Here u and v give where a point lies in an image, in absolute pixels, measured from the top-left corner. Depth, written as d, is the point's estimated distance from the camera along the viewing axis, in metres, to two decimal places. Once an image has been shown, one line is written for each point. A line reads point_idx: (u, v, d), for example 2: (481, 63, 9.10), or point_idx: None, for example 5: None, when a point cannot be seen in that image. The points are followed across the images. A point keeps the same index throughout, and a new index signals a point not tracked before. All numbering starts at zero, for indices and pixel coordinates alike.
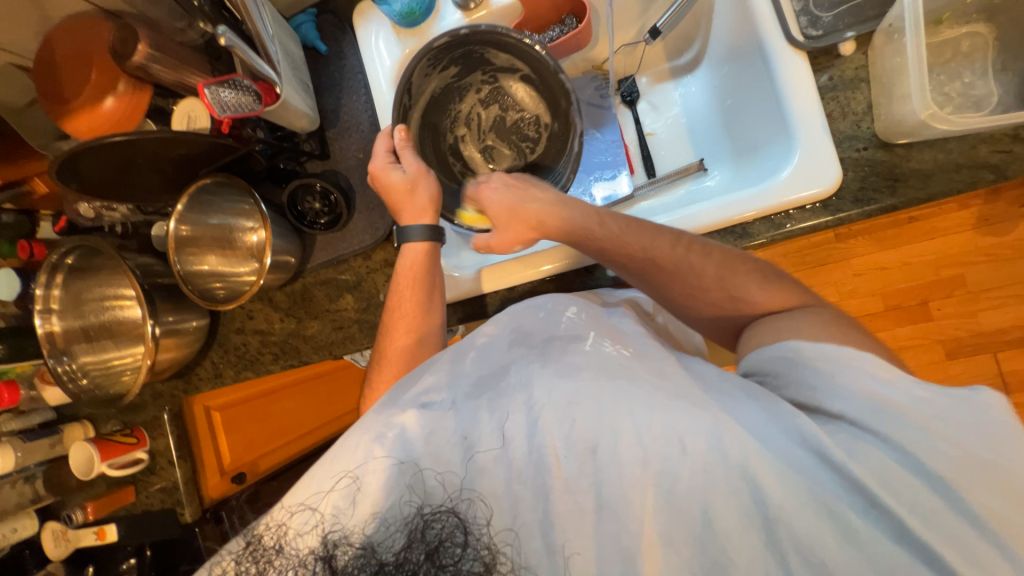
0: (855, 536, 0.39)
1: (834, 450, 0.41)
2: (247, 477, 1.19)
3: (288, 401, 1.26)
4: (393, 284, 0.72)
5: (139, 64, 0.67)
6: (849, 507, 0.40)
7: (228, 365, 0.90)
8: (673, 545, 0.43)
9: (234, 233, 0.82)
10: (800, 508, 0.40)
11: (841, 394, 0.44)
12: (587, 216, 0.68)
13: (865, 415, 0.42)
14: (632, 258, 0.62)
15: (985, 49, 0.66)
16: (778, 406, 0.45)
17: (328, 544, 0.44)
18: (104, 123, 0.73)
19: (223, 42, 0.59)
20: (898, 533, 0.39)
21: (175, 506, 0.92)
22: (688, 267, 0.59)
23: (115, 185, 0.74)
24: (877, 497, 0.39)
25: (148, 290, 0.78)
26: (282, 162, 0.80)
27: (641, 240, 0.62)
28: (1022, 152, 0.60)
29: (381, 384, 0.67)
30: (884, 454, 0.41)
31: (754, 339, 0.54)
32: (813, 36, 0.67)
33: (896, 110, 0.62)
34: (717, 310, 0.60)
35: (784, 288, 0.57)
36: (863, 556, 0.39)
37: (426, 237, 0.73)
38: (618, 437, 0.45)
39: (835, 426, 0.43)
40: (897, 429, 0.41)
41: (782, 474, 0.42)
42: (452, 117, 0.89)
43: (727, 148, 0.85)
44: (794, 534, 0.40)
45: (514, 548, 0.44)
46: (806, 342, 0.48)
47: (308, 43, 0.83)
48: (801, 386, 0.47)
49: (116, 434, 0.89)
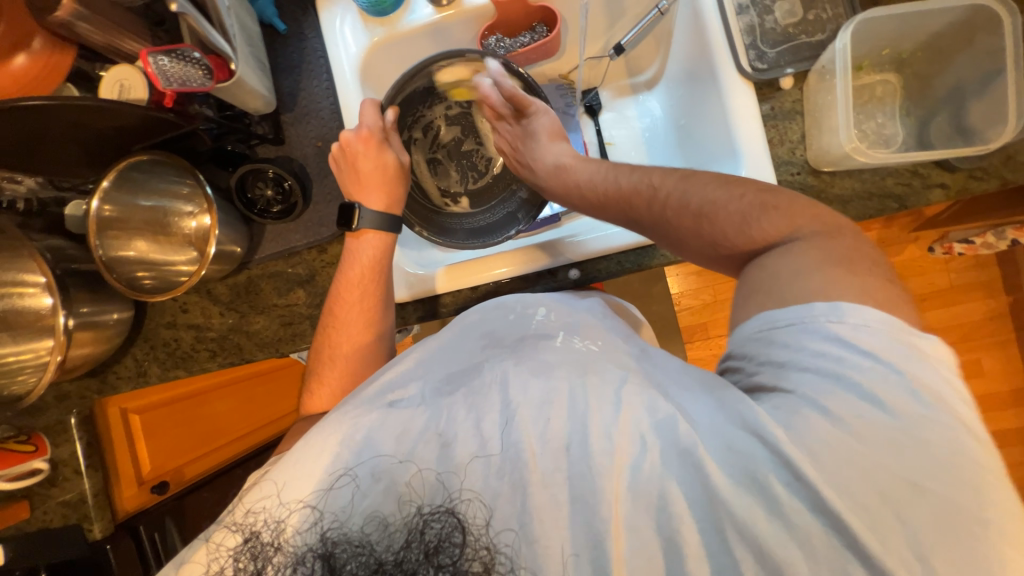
0: (780, 509, 0.42)
1: (769, 429, 0.43)
2: (170, 486, 1.05)
3: (221, 403, 1.17)
4: (338, 278, 0.70)
5: (62, 21, 0.58)
6: (778, 480, 0.43)
7: (155, 362, 0.81)
8: (638, 530, 0.45)
9: (169, 218, 0.76)
10: (736, 488, 0.43)
11: (805, 369, 0.45)
12: (574, 176, 0.74)
13: (815, 392, 0.44)
14: (618, 214, 0.68)
15: (894, 95, 0.77)
16: (728, 395, 0.48)
17: (326, 541, 0.45)
18: (6, 82, 0.64)
19: (174, 8, 0.55)
20: (817, 505, 0.42)
21: (81, 521, 0.81)
22: (664, 222, 0.62)
23: (22, 155, 0.65)
24: (801, 471, 0.42)
25: (61, 276, 0.69)
26: (230, 144, 0.73)
27: (622, 196, 0.67)
28: (918, 186, 0.70)
29: (330, 382, 0.65)
30: (819, 419, 0.43)
31: (742, 303, 0.53)
32: (759, 69, 0.74)
33: (825, 142, 0.70)
34: (704, 256, 0.61)
35: (774, 219, 0.55)
36: (787, 529, 0.42)
37: (377, 226, 0.71)
38: (590, 432, 0.47)
39: (781, 400, 0.45)
40: (837, 400, 0.43)
41: (721, 455, 0.45)
42: (416, 117, 0.86)
43: (680, 164, 0.91)
44: (731, 513, 0.43)
45: (514, 550, 0.45)
46: (776, 309, 0.49)
47: (265, 20, 0.78)
48: (772, 364, 0.47)
49: (9, 441, 0.78)
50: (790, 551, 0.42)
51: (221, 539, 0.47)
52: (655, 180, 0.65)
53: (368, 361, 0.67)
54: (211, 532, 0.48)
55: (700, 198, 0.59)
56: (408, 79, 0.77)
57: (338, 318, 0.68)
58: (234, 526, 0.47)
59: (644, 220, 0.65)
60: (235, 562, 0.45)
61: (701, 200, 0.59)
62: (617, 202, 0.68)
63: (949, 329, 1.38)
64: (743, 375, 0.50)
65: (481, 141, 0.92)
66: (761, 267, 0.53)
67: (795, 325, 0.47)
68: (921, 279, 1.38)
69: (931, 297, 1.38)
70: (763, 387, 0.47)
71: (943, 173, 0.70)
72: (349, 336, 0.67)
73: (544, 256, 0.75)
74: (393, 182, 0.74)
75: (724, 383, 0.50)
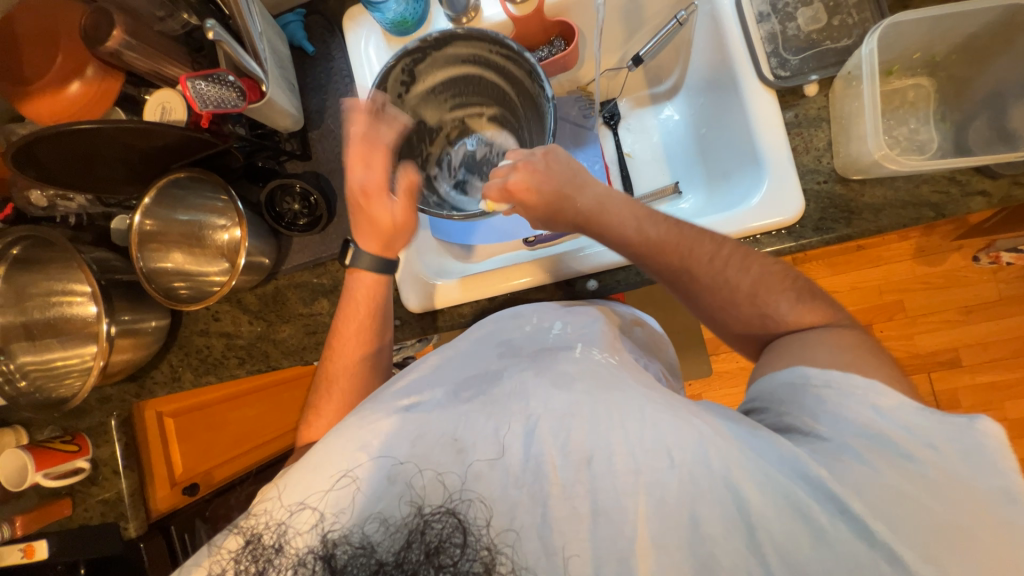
0: (823, 535, 0.41)
1: (816, 470, 0.43)
2: (199, 488, 1.09)
3: (250, 409, 1.20)
4: (342, 307, 0.71)
5: (112, 50, 0.64)
6: (821, 509, 0.42)
7: (189, 368, 0.85)
8: (664, 546, 0.43)
9: (205, 231, 0.80)
10: (775, 511, 0.42)
11: (839, 420, 0.46)
12: (626, 215, 0.64)
13: (851, 438, 0.45)
14: (669, 264, 0.61)
15: (927, 100, 0.74)
16: (758, 429, 0.48)
17: (328, 543, 0.45)
18: (64, 107, 0.70)
19: (211, 36, 0.59)
20: (865, 535, 0.41)
21: (118, 520, 0.85)
22: (724, 281, 0.58)
23: (76, 174, 0.70)
24: (845, 503, 0.42)
25: (105, 287, 0.73)
26: (261, 161, 0.78)
27: (681, 248, 0.60)
28: (957, 194, 0.67)
29: (322, 416, 0.66)
30: (858, 465, 0.43)
31: (769, 360, 0.55)
32: (782, 76, 0.72)
33: (853, 148, 0.68)
34: (746, 325, 0.59)
35: (813, 307, 0.56)
36: (831, 553, 0.41)
37: (375, 268, 0.71)
38: (613, 450, 0.46)
39: (816, 445, 0.46)
40: (877, 454, 0.43)
41: (760, 481, 0.44)
42: (423, 157, 0.87)
43: (702, 173, 0.89)
44: (772, 538, 0.42)
45: (514, 548, 0.44)
46: (811, 367, 0.50)
47: (295, 43, 0.83)
48: (803, 410, 0.49)
49: (55, 441, 0.82)
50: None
51: (223, 541, 0.48)
52: (718, 238, 0.61)
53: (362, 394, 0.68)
54: (215, 538, 0.49)
55: (761, 267, 0.58)
56: (382, 99, 0.75)
57: (334, 348, 0.69)
58: (236, 529, 0.48)
59: (700, 278, 0.59)
60: (236, 564, 0.46)
61: (724, 296, 0.59)
62: (676, 247, 0.61)
63: (997, 344, 1.30)
64: (771, 414, 0.51)
65: (491, 145, 0.91)
66: (789, 344, 0.55)
67: (826, 387, 0.48)
68: (965, 290, 1.30)
69: (976, 309, 1.30)
70: (796, 430, 0.48)
71: (984, 180, 0.66)
72: (345, 363, 0.68)
73: (560, 267, 0.74)
74: (392, 243, 0.71)
75: (755, 422, 0.50)
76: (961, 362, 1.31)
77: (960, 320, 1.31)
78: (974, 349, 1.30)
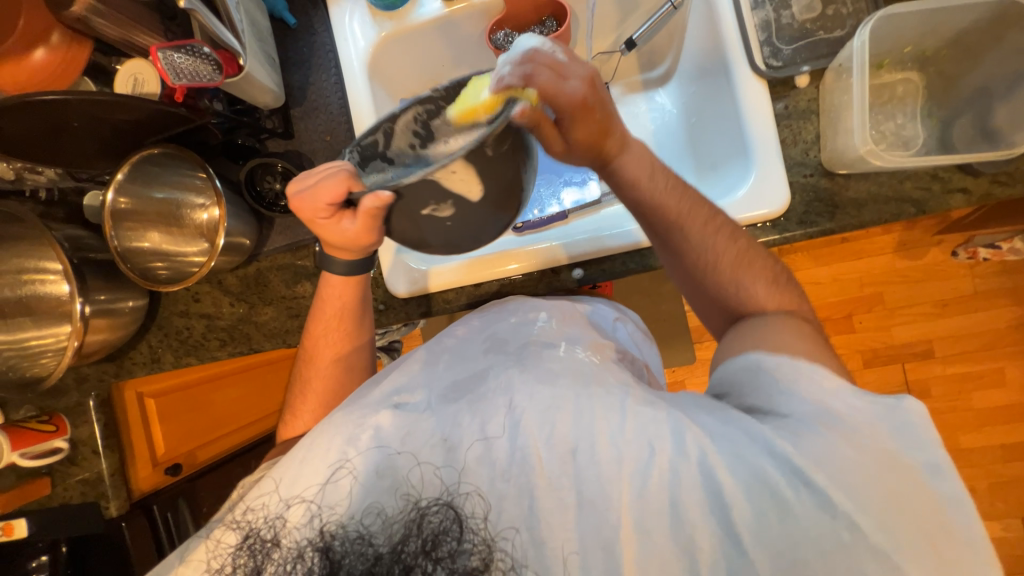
0: (788, 510, 0.43)
1: (778, 442, 0.44)
2: (183, 468, 1.08)
3: (233, 389, 1.18)
4: (317, 311, 0.69)
5: (79, 15, 0.60)
6: (784, 483, 0.43)
7: (168, 349, 0.84)
8: (648, 534, 0.45)
9: (182, 210, 0.78)
10: (748, 498, 0.44)
11: (795, 397, 0.47)
12: (638, 164, 0.61)
13: (810, 415, 0.45)
14: (663, 220, 0.60)
15: (915, 95, 0.74)
16: (729, 415, 0.48)
17: (325, 535, 0.46)
18: (28, 74, 0.67)
19: (183, 5, 0.56)
20: (829, 507, 0.42)
21: (98, 499, 0.84)
22: (711, 246, 0.59)
23: (43, 147, 0.67)
24: (810, 475, 0.43)
25: (78, 265, 0.71)
26: (240, 138, 0.76)
27: (679, 208, 0.60)
28: (938, 191, 0.67)
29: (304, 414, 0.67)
30: (821, 440, 0.44)
31: (728, 344, 0.56)
32: (773, 67, 0.72)
33: (840, 142, 0.68)
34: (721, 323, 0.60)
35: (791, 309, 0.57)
36: (796, 527, 0.42)
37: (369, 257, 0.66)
38: (597, 441, 0.47)
39: (777, 422, 0.46)
40: (838, 434, 0.44)
41: (734, 466, 0.45)
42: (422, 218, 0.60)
43: (690, 163, 0.88)
44: (746, 520, 0.43)
45: (512, 545, 0.45)
46: (765, 354, 0.50)
47: (276, 14, 0.80)
48: (761, 393, 0.49)
49: (31, 421, 0.81)
50: (801, 549, 0.42)
51: (221, 536, 0.49)
52: (713, 210, 0.61)
53: (344, 387, 0.69)
54: (213, 530, 0.50)
55: (747, 242, 0.60)
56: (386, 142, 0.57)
57: (311, 337, 0.69)
58: (234, 524, 0.49)
59: (692, 237, 0.59)
60: (235, 559, 0.47)
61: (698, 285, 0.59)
62: (676, 208, 0.60)
63: (969, 336, 1.34)
64: (731, 400, 0.52)
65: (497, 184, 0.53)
66: (749, 326, 0.55)
67: (777, 370, 0.49)
68: (942, 284, 1.33)
69: (953, 303, 1.33)
70: (758, 410, 0.48)
71: (965, 177, 0.67)
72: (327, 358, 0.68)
73: (547, 255, 0.73)
74: (367, 247, 0.62)
75: (723, 404, 0.51)
76: (934, 354, 1.35)
77: (936, 313, 1.34)
78: (947, 341, 1.34)
